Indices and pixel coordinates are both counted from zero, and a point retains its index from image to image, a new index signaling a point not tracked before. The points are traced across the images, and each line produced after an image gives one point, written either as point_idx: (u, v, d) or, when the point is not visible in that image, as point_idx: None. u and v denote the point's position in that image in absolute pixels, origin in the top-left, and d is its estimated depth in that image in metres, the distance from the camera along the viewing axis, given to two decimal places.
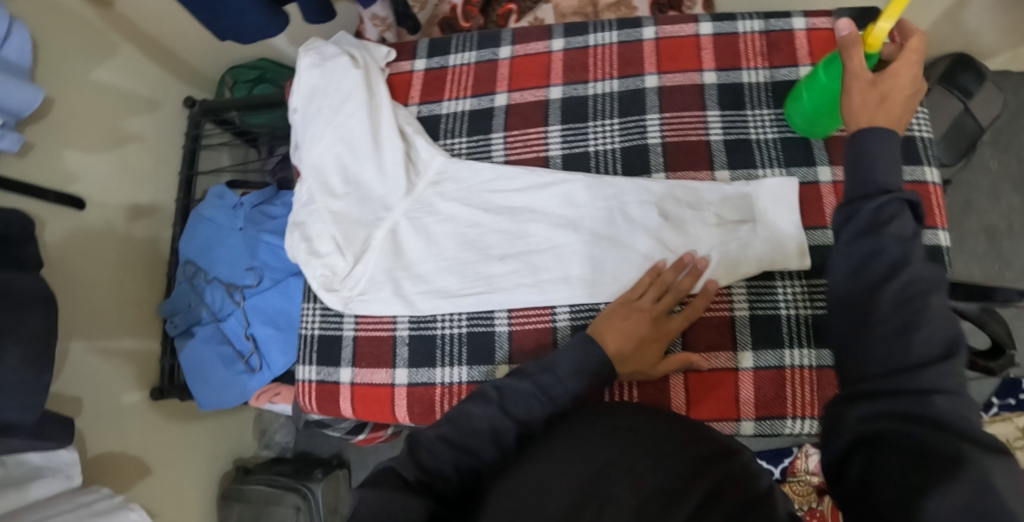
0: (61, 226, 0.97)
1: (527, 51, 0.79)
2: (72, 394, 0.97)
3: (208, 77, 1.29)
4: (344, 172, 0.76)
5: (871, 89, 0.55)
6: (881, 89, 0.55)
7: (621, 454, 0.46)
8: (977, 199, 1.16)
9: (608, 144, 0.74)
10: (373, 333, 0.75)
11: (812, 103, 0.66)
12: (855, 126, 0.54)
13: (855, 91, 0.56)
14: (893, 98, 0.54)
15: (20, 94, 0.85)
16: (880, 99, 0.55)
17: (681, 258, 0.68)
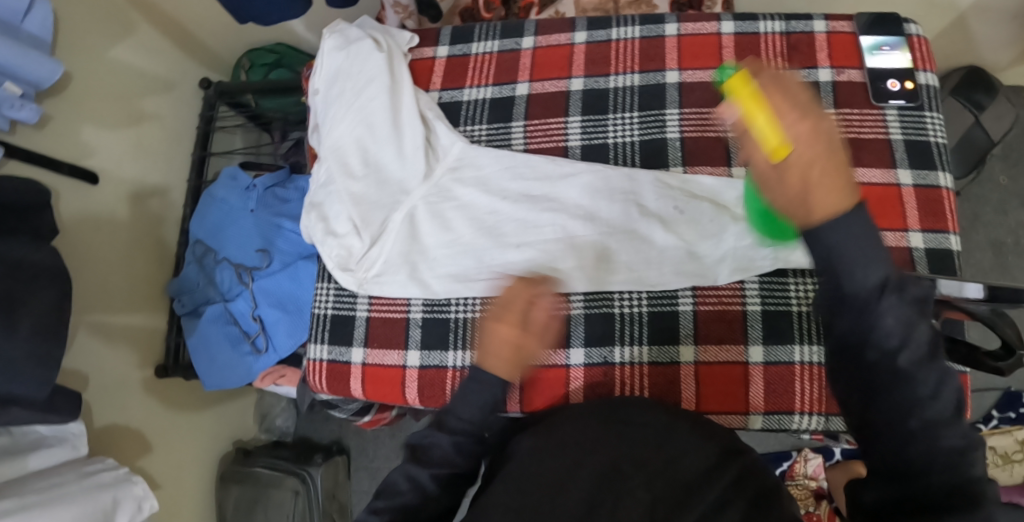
0: (75, 200, 0.97)
1: (549, 42, 0.80)
2: (79, 367, 0.97)
3: (225, 60, 1.29)
4: (364, 154, 0.77)
5: (788, 168, 0.45)
6: (796, 167, 0.45)
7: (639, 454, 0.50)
8: (985, 213, 1.17)
9: (627, 137, 0.75)
10: (387, 315, 0.75)
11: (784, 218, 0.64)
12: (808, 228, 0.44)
13: (777, 190, 0.47)
14: (811, 180, 0.44)
15: (41, 67, 0.85)
16: (804, 182, 0.44)
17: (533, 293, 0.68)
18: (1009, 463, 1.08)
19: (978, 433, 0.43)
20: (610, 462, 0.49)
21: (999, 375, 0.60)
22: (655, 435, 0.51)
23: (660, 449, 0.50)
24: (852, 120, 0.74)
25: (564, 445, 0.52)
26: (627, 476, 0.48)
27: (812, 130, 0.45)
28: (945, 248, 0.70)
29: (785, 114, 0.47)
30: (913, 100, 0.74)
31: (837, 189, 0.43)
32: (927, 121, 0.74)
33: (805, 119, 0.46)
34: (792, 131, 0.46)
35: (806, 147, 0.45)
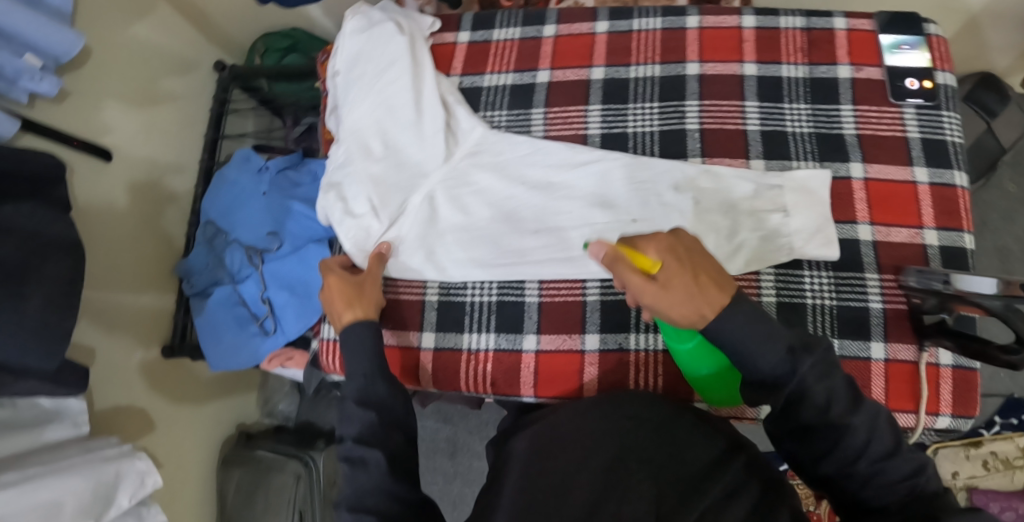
0: (89, 176, 0.97)
1: (571, 31, 0.80)
2: (88, 343, 0.97)
3: (240, 44, 1.29)
4: (384, 135, 0.77)
5: (670, 289, 0.54)
6: (672, 281, 0.54)
7: (641, 446, 0.56)
8: (992, 220, 1.18)
9: (647, 126, 0.76)
10: (403, 296, 0.76)
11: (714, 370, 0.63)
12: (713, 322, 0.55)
13: (677, 310, 0.55)
14: (694, 285, 0.54)
15: (62, 38, 0.85)
16: (686, 293, 0.54)
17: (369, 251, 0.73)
18: (1010, 468, 1.08)
19: (889, 439, 0.52)
20: (613, 458, 0.55)
21: (1012, 368, 0.59)
22: (659, 433, 0.58)
23: (665, 445, 0.57)
24: (871, 116, 0.74)
25: (571, 443, 0.57)
26: (632, 470, 0.54)
27: (672, 254, 0.55)
28: (959, 247, 0.71)
29: (649, 245, 0.57)
30: (931, 99, 0.74)
31: (711, 291, 0.54)
32: (944, 120, 0.74)
33: (662, 246, 0.56)
34: (661, 261, 0.55)
35: (677, 270, 0.54)
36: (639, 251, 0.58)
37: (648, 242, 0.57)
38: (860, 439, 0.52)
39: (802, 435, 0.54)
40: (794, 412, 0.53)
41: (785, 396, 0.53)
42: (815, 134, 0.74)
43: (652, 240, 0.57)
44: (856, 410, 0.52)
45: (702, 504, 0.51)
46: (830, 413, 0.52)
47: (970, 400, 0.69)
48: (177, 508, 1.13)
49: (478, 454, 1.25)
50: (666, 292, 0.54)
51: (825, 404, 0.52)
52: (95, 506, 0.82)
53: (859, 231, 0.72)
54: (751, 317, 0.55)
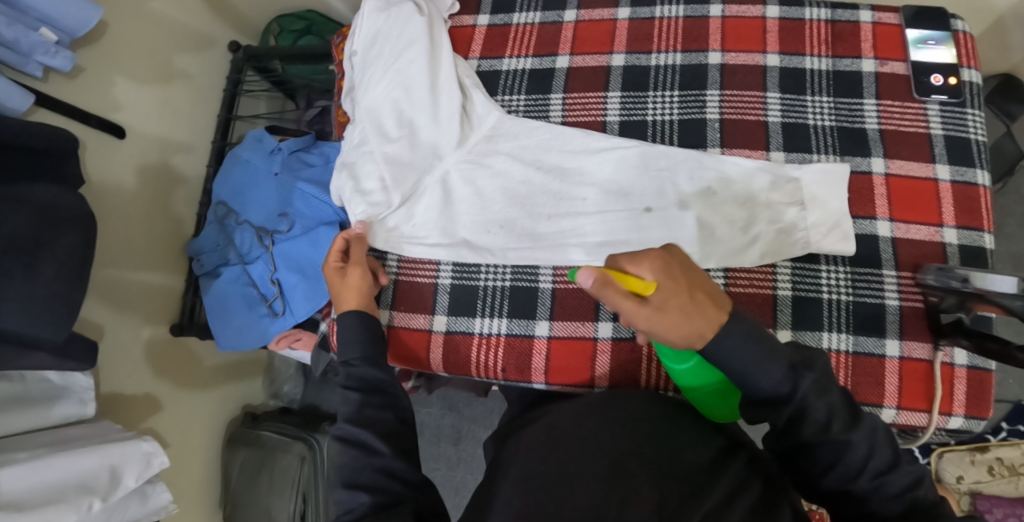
0: (101, 151, 0.97)
1: (592, 17, 0.80)
2: (98, 318, 0.98)
3: (254, 24, 1.29)
4: (400, 116, 0.77)
5: (667, 311, 0.54)
6: (665, 305, 0.53)
7: (643, 447, 0.56)
8: (1009, 224, 1.16)
9: (666, 115, 0.75)
10: (416, 279, 0.75)
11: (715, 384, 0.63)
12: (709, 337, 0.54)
13: (668, 330, 0.54)
14: (686, 304, 0.54)
15: (79, 14, 0.85)
16: (683, 314, 0.54)
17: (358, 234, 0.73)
18: (1015, 475, 1.08)
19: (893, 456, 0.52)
20: (615, 456, 0.55)
21: None
22: (659, 434, 0.58)
23: (666, 445, 0.57)
24: (894, 112, 0.73)
25: (570, 439, 0.57)
26: (635, 470, 0.53)
27: (666, 275, 0.54)
28: (979, 246, 0.70)
29: (641, 268, 0.55)
30: (956, 96, 0.73)
31: (706, 312, 0.54)
32: (968, 118, 0.73)
33: (656, 267, 0.55)
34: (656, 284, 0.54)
35: (673, 292, 0.53)
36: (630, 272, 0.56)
37: (639, 264, 0.56)
38: (860, 455, 0.51)
39: (798, 451, 0.54)
40: (796, 428, 0.53)
41: (786, 415, 0.53)
42: (837, 128, 0.73)
43: (644, 262, 0.55)
44: (856, 428, 0.52)
45: (704, 506, 0.51)
46: (832, 429, 0.52)
47: (983, 401, 0.68)
48: (181, 487, 1.14)
49: (481, 443, 1.25)
50: (664, 315, 0.54)
51: (826, 420, 0.52)
52: (101, 484, 0.81)
53: (878, 227, 0.71)
54: (750, 337, 0.54)
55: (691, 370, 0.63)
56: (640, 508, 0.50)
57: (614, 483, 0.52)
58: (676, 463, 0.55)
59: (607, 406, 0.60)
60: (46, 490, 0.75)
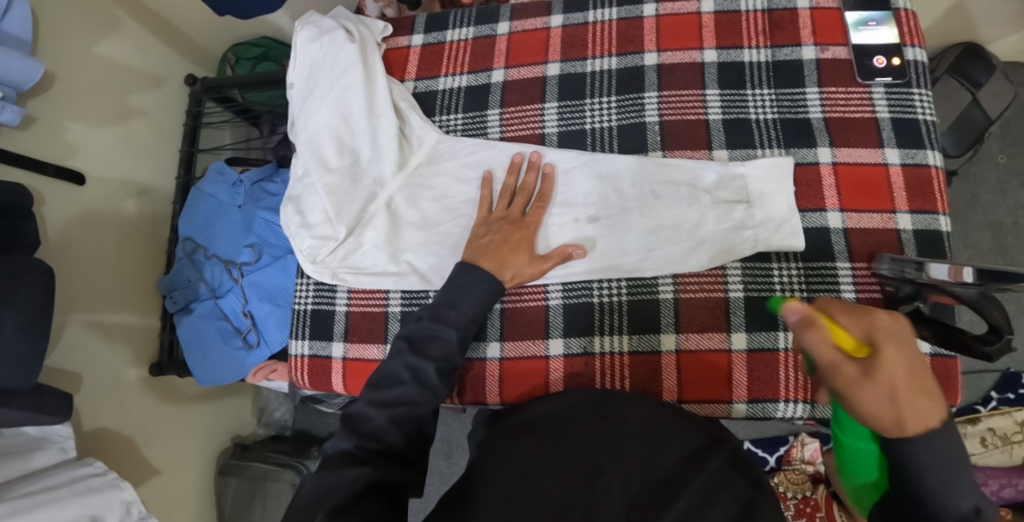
0: (62, 199, 0.97)
1: (525, 27, 0.78)
2: (71, 368, 0.97)
3: (211, 54, 1.28)
4: (339, 144, 0.75)
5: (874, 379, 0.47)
6: (879, 370, 0.47)
7: (617, 444, 0.55)
8: (983, 193, 1.14)
9: (604, 122, 0.74)
10: (366, 308, 0.74)
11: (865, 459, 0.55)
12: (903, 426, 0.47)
13: (858, 395, 0.48)
14: (895, 378, 0.46)
15: (21, 67, 0.85)
16: (892, 391, 0.47)
17: (513, 159, 0.72)
18: (1008, 444, 1.05)
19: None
20: (590, 455, 0.54)
21: (986, 360, 0.57)
22: (638, 429, 0.57)
23: (641, 445, 0.55)
24: (837, 98, 0.72)
25: (549, 442, 0.57)
26: (605, 469, 0.53)
27: (887, 340, 0.48)
28: (935, 230, 0.68)
29: (856, 324, 0.51)
30: (900, 77, 0.71)
31: (922, 402, 0.46)
32: (914, 98, 0.71)
33: (873, 326, 0.50)
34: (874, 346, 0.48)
35: (894, 358, 0.47)
36: (839, 327, 0.52)
37: (854, 321, 0.51)
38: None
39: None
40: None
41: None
42: (780, 120, 0.72)
43: (861, 318, 0.51)
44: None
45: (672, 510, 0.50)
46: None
47: (952, 387, 0.66)
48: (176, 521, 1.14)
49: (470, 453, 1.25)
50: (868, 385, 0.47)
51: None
52: None
53: (829, 218, 0.69)
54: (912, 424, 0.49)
55: (869, 451, 0.55)
56: (607, 509, 0.50)
57: (585, 482, 0.52)
58: (648, 460, 0.54)
59: (586, 407, 0.60)
60: None
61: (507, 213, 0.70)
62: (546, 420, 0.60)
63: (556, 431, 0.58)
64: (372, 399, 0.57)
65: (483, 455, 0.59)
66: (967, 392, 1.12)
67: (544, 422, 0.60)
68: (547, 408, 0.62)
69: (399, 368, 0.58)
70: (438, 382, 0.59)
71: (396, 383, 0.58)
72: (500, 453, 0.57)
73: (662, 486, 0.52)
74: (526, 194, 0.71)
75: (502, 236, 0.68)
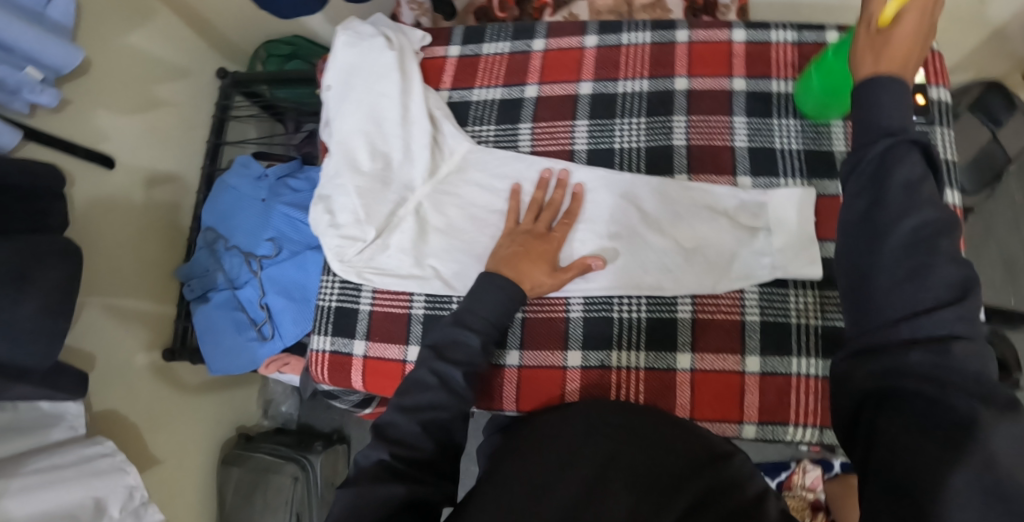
0: (89, 182, 0.99)
1: (560, 45, 0.81)
2: (86, 348, 0.99)
3: (242, 50, 1.31)
4: (372, 149, 0.77)
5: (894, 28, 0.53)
6: (894, 35, 0.52)
7: (625, 457, 0.56)
8: (998, 229, 1.16)
9: (633, 142, 0.76)
10: (389, 309, 0.76)
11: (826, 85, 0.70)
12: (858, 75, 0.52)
13: (863, 37, 0.54)
14: (896, 45, 0.51)
15: (61, 53, 0.87)
16: (885, 43, 0.52)
17: (545, 177, 0.74)
18: None
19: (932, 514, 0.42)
20: (599, 468, 0.55)
21: None
22: (644, 442, 0.58)
23: (650, 453, 0.57)
24: None
25: (559, 452, 0.58)
26: (613, 482, 0.54)
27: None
28: None
29: None
30: (923, 116, 0.73)
31: (911, 50, 0.51)
32: (935, 137, 0.73)
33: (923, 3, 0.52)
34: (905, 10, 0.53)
35: (919, 13, 0.52)
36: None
37: None
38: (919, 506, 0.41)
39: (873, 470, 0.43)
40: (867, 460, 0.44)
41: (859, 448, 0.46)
42: (804, 151, 0.73)
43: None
44: None
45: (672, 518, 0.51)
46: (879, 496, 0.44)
47: None
48: (177, 508, 1.15)
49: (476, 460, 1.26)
50: (877, 49, 0.52)
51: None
52: (87, 513, 0.85)
53: None
54: None
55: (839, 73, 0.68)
56: (612, 512, 0.52)
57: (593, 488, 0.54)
58: (654, 474, 0.55)
59: (595, 416, 0.61)
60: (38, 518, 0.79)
61: (537, 224, 0.72)
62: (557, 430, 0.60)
63: (565, 439, 0.59)
64: (400, 403, 0.58)
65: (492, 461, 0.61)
66: None
67: (550, 423, 0.61)
68: (558, 415, 0.62)
69: (426, 374, 0.59)
70: (462, 386, 0.59)
71: (425, 388, 0.59)
72: (508, 456, 0.59)
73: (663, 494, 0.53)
74: (554, 209, 0.73)
75: (524, 249, 0.70)
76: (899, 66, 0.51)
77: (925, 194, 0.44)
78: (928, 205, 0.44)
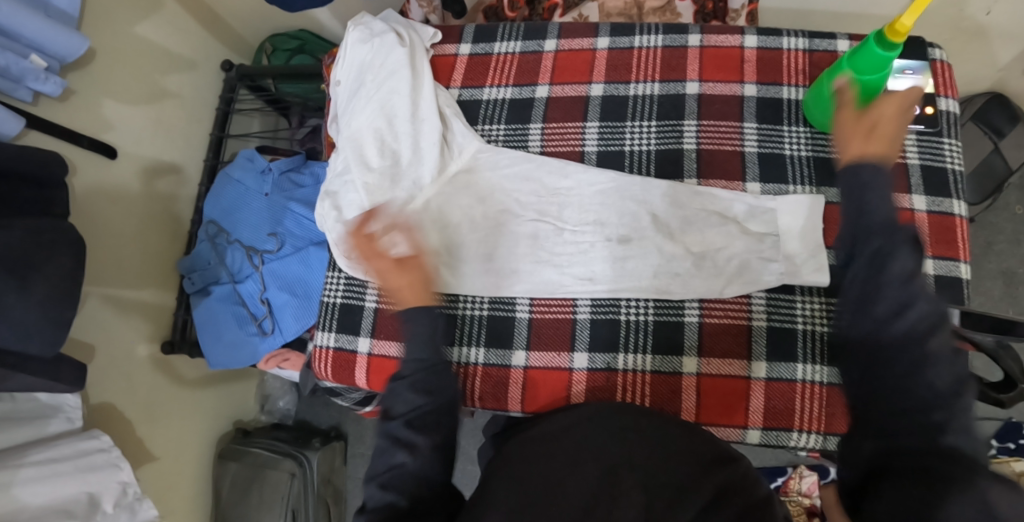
0: (92, 172, 0.98)
1: (572, 47, 0.81)
2: (86, 339, 0.98)
3: (248, 43, 1.30)
4: (381, 145, 0.77)
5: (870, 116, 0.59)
6: (878, 122, 0.57)
7: (634, 455, 0.55)
8: (998, 242, 1.17)
9: (643, 145, 0.76)
10: (395, 307, 0.76)
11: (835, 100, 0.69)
12: (845, 154, 0.57)
13: (845, 123, 0.59)
14: (880, 130, 0.57)
15: (68, 41, 0.86)
16: (867, 130, 0.57)
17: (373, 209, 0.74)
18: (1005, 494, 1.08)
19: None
20: (609, 464, 0.55)
21: (999, 406, 0.60)
22: (652, 441, 0.57)
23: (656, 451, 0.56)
24: None
25: (566, 452, 0.57)
26: (625, 477, 0.53)
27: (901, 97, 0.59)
28: (955, 277, 0.70)
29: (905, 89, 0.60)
30: (932, 126, 0.74)
31: (892, 138, 0.57)
32: (945, 147, 0.73)
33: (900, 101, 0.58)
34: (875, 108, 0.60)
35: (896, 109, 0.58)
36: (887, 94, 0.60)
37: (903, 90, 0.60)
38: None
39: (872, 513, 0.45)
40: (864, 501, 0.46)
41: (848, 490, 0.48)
42: (814, 158, 0.74)
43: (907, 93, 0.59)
44: None
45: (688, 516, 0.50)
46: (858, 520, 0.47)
47: None
48: (171, 503, 1.14)
49: (473, 460, 1.26)
50: (863, 134, 0.58)
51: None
52: (81, 509, 0.84)
53: None
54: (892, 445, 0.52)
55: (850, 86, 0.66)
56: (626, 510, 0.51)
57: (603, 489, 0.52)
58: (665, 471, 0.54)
59: (601, 414, 0.60)
60: (34, 513, 0.79)
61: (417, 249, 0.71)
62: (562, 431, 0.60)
63: (572, 437, 0.58)
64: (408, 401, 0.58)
65: (498, 461, 0.59)
66: None
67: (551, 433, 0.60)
68: (563, 419, 0.62)
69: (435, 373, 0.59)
70: None
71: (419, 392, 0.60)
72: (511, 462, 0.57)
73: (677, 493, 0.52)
74: None
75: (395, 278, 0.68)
76: (881, 150, 0.56)
77: (919, 287, 0.50)
78: (923, 299, 0.50)
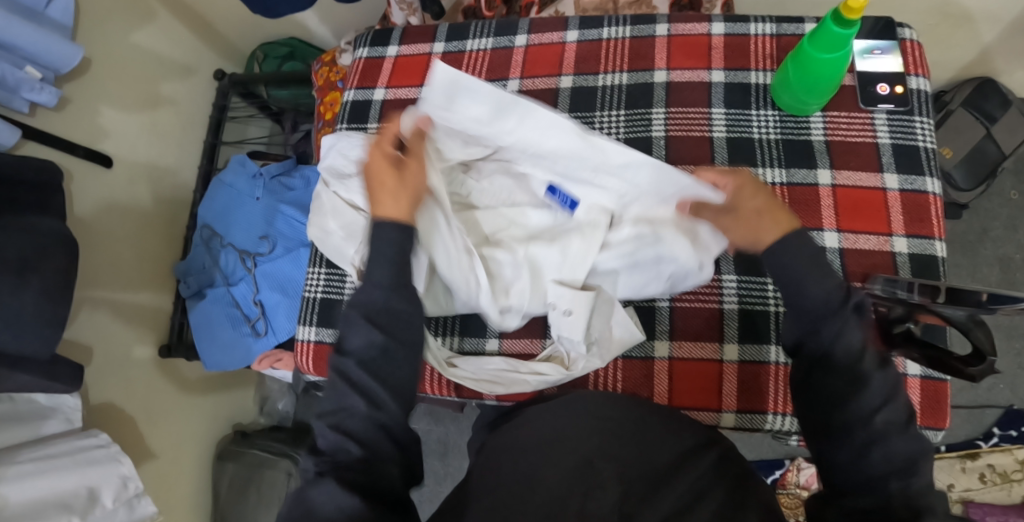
0: (89, 179, 1.01)
1: (542, 40, 0.82)
2: (84, 342, 1.00)
3: (240, 52, 1.34)
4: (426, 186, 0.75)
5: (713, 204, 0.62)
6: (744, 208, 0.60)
7: (607, 445, 0.53)
8: (994, 228, 1.15)
9: (612, 134, 0.77)
10: None
11: (802, 83, 0.69)
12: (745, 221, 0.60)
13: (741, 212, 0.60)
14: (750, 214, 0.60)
15: (62, 50, 0.89)
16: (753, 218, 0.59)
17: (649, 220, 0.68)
18: (1008, 482, 1.06)
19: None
20: (583, 454, 0.52)
21: (971, 382, 0.59)
22: (625, 433, 0.55)
23: (633, 441, 0.55)
24: (840, 123, 0.74)
25: (536, 442, 0.55)
26: (600, 467, 0.51)
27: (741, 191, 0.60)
28: (930, 254, 0.70)
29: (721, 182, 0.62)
30: (902, 105, 0.73)
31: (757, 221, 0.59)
32: (916, 126, 0.73)
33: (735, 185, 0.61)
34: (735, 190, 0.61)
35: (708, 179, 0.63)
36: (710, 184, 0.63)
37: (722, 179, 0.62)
38: None
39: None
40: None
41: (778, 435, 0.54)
42: (783, 141, 0.74)
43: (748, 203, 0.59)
44: None
45: (667, 501, 0.49)
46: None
47: (941, 411, 0.68)
48: (171, 501, 1.16)
49: (466, 457, 1.27)
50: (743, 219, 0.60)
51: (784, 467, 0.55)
52: (80, 503, 0.86)
53: (826, 238, 0.71)
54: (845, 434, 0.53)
55: (819, 63, 0.66)
56: (604, 497, 0.49)
57: (580, 484, 0.50)
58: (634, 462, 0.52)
59: (573, 404, 0.59)
60: (33, 509, 0.80)
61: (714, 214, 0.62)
62: (533, 419, 0.59)
63: (535, 428, 0.57)
64: None
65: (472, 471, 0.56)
66: (969, 426, 1.11)
67: (520, 432, 0.57)
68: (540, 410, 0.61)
69: None
70: None
71: None
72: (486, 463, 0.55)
73: (653, 480, 0.50)
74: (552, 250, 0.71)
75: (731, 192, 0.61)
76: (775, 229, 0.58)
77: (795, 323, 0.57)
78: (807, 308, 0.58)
